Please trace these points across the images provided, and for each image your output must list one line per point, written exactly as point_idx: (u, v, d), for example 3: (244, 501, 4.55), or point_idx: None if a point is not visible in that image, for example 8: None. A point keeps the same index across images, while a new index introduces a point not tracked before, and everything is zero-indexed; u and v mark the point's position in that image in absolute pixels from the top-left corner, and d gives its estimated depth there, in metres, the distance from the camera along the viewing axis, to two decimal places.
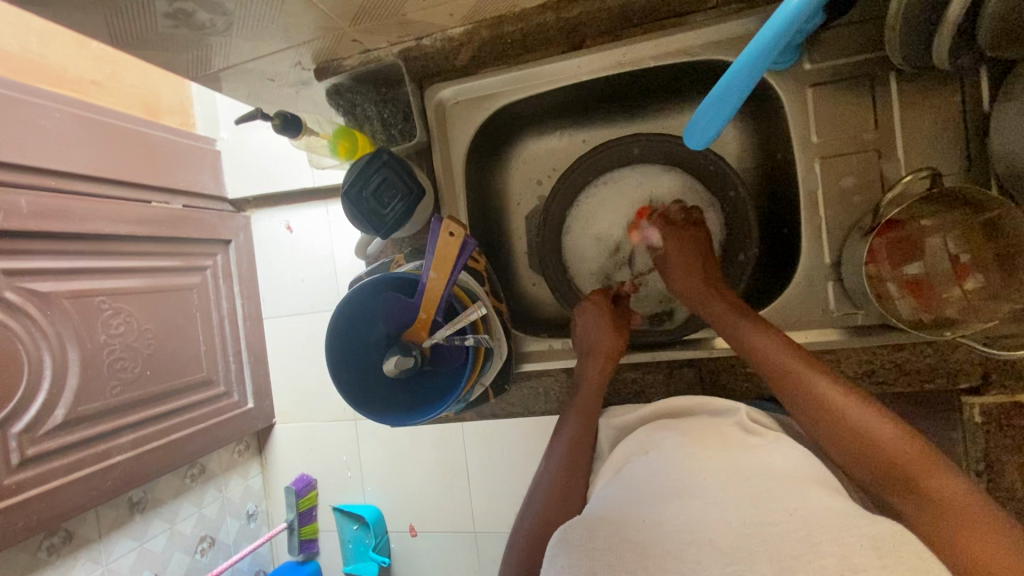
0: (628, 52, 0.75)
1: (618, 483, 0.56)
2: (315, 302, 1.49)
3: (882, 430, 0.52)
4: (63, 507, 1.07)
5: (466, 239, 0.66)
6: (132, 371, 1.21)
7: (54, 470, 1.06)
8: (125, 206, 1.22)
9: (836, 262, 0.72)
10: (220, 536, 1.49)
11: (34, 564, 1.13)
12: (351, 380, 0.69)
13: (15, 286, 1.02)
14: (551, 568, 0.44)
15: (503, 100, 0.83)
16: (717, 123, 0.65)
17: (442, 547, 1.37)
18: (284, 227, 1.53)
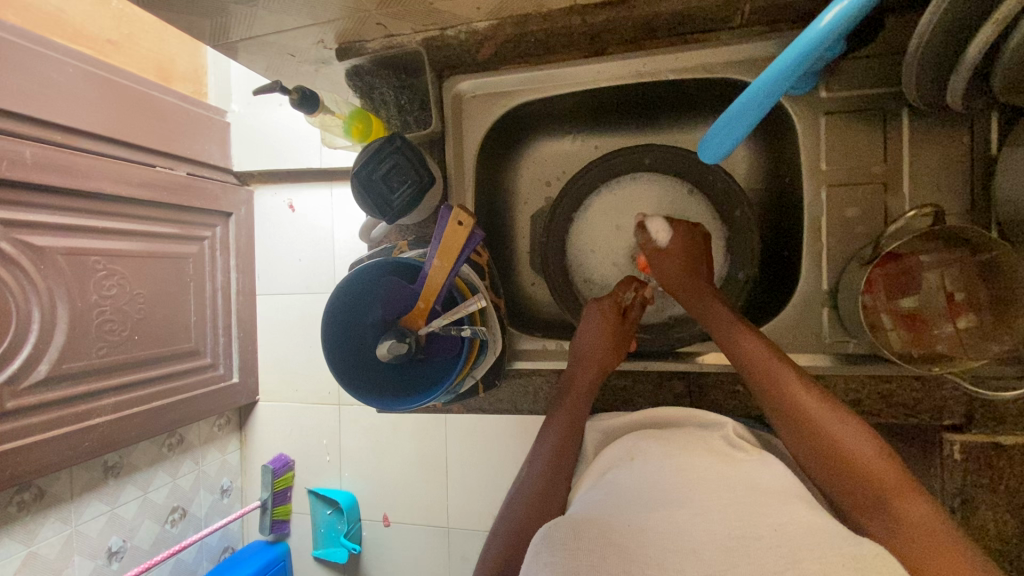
0: (649, 63, 0.77)
1: (602, 487, 0.56)
2: (311, 283, 1.50)
3: (860, 445, 0.55)
4: (37, 464, 1.06)
5: (474, 230, 0.65)
6: (119, 334, 1.21)
7: (32, 426, 1.05)
8: (129, 168, 1.22)
9: (833, 289, 0.73)
10: (192, 508, 1.50)
11: (3, 518, 1.12)
12: (344, 360, 0.69)
13: (12, 237, 1.01)
14: (532, 566, 0.44)
15: (520, 99, 0.84)
16: (731, 141, 0.66)
17: (413, 540, 1.38)
18: (285, 205, 1.53)
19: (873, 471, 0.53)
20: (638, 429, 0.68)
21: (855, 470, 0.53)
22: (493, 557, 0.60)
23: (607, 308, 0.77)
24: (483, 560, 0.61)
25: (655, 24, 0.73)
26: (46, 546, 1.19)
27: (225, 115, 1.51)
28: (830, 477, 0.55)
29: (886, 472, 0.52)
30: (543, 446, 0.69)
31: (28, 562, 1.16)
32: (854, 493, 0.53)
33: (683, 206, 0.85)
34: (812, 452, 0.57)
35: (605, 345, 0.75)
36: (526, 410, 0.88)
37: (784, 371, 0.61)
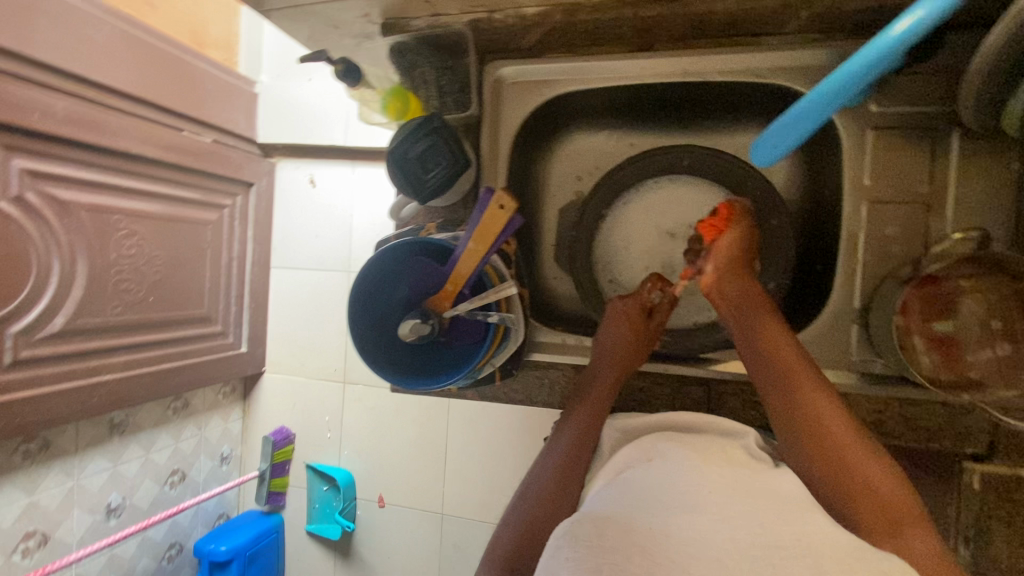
0: (697, 62, 0.76)
1: (617, 486, 0.56)
2: (325, 260, 1.52)
3: (875, 467, 0.53)
4: (46, 415, 1.07)
5: (514, 216, 0.65)
6: (135, 293, 1.22)
7: (44, 376, 1.06)
8: (158, 130, 1.23)
9: (865, 308, 0.72)
10: (191, 472, 1.54)
11: (8, 466, 1.13)
12: (368, 335, 0.70)
13: (38, 188, 1.02)
14: (553, 559, 0.44)
15: (561, 88, 0.82)
16: (784, 147, 0.65)
17: (406, 523, 1.41)
18: (307, 179, 1.56)
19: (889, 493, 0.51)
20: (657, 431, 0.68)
21: (865, 487, 0.51)
22: (503, 551, 0.59)
23: (630, 308, 0.76)
24: (487, 556, 0.60)
25: (707, 23, 0.72)
26: (48, 497, 1.21)
27: (253, 85, 1.52)
28: (843, 493, 0.52)
29: (901, 499, 0.51)
30: (559, 439, 0.69)
31: (29, 511, 1.18)
32: (865, 513, 0.50)
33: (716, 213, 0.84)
34: (829, 464, 0.54)
35: (628, 343, 0.75)
36: (541, 403, 0.87)
37: (813, 379, 0.59)
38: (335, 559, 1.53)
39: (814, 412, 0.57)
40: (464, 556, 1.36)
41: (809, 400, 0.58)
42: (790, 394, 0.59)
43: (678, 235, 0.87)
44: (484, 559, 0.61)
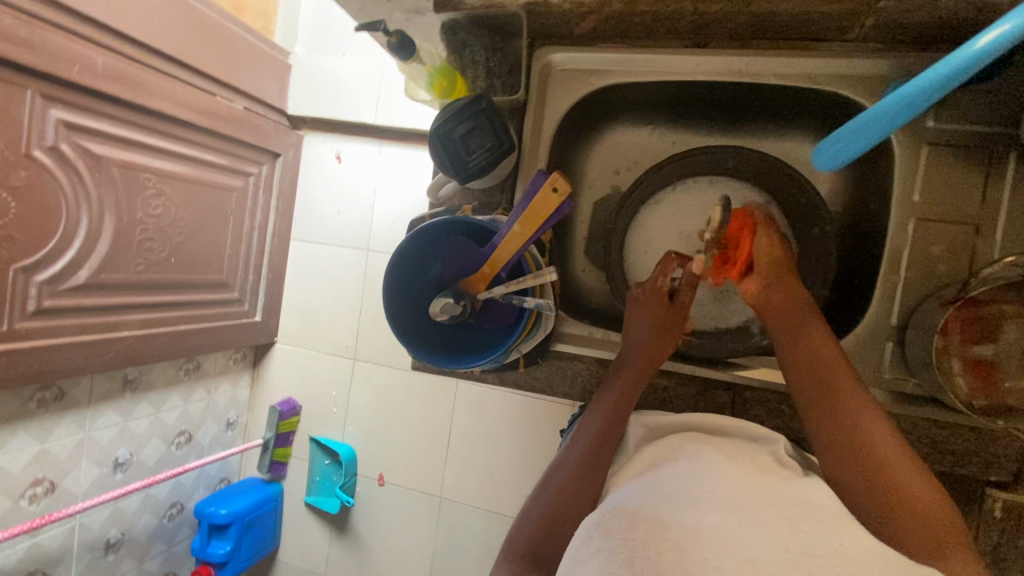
0: (752, 64, 0.75)
1: (647, 480, 0.56)
2: (344, 237, 1.60)
3: (920, 485, 0.51)
4: (64, 364, 1.09)
5: (567, 200, 0.62)
6: (157, 254, 1.25)
7: (65, 327, 1.08)
8: (194, 94, 1.25)
9: (902, 325, 0.71)
10: (198, 434, 1.62)
11: (22, 412, 1.18)
12: (401, 310, 0.70)
13: (72, 140, 1.04)
14: (585, 547, 0.46)
15: (610, 79, 0.81)
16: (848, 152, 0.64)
17: (403, 501, 1.55)
18: (334, 155, 1.62)
19: (932, 512, 0.50)
20: (684, 432, 0.68)
21: (908, 503, 0.50)
22: (525, 539, 0.60)
23: (650, 298, 0.76)
24: (506, 543, 0.61)
25: (768, 24, 0.70)
26: (58, 446, 1.26)
27: (288, 56, 1.54)
28: (883, 506, 0.51)
29: (944, 520, 0.49)
30: (584, 430, 0.68)
31: (39, 457, 1.22)
32: (904, 527, 0.49)
33: None
34: (870, 477, 0.53)
35: (650, 336, 0.74)
36: (560, 394, 0.85)
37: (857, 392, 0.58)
38: (330, 531, 1.65)
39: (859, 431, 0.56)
40: (459, 538, 1.49)
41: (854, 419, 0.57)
42: (831, 405, 0.58)
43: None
44: (503, 545, 0.61)
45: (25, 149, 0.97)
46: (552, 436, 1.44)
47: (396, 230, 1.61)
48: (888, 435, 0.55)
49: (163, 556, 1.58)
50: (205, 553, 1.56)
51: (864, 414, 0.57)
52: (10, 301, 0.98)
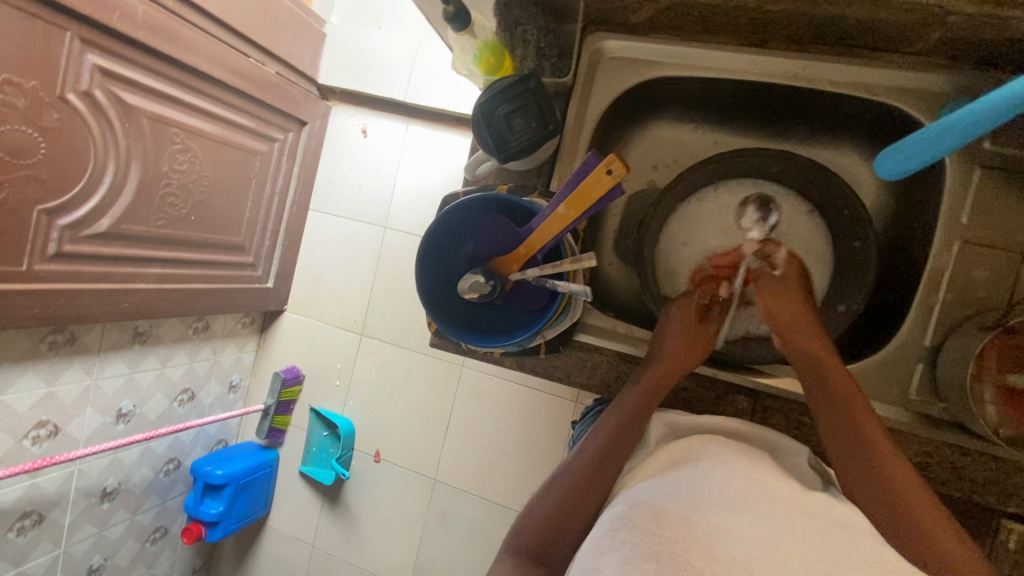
0: (809, 67, 0.73)
1: (669, 477, 0.58)
2: (362, 211, 1.69)
3: (931, 511, 0.54)
4: (78, 310, 1.18)
5: (620, 183, 0.58)
6: (179, 210, 1.34)
7: (81, 273, 1.17)
8: (225, 51, 1.34)
9: (935, 347, 0.70)
10: (201, 394, 1.65)
11: (35, 353, 1.21)
12: (430, 280, 0.71)
13: (105, 87, 1.12)
14: (610, 540, 0.50)
15: (661, 71, 0.80)
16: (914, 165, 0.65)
17: (397, 479, 1.58)
18: (360, 129, 1.71)
19: (947, 539, 0.52)
20: (705, 432, 0.69)
21: (924, 529, 0.52)
22: (538, 531, 0.62)
23: (687, 307, 0.76)
24: (517, 534, 0.63)
25: (830, 29, 0.69)
26: (65, 391, 1.29)
27: (323, 25, 1.65)
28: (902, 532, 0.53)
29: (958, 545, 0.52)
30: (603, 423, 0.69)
31: (46, 400, 1.25)
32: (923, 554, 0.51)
33: (793, 227, 0.82)
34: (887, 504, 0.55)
35: (682, 347, 0.73)
36: (578, 383, 0.84)
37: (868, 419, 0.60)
38: (323, 501, 1.66)
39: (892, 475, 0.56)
40: (449, 521, 1.51)
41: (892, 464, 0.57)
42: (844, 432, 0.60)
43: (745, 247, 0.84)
44: (515, 534, 0.64)
45: (60, 91, 1.05)
46: (554, 427, 1.44)
47: (414, 210, 1.64)
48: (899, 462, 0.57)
49: (156, 509, 1.59)
50: (197, 511, 1.57)
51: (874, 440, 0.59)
52: (33, 240, 1.07)
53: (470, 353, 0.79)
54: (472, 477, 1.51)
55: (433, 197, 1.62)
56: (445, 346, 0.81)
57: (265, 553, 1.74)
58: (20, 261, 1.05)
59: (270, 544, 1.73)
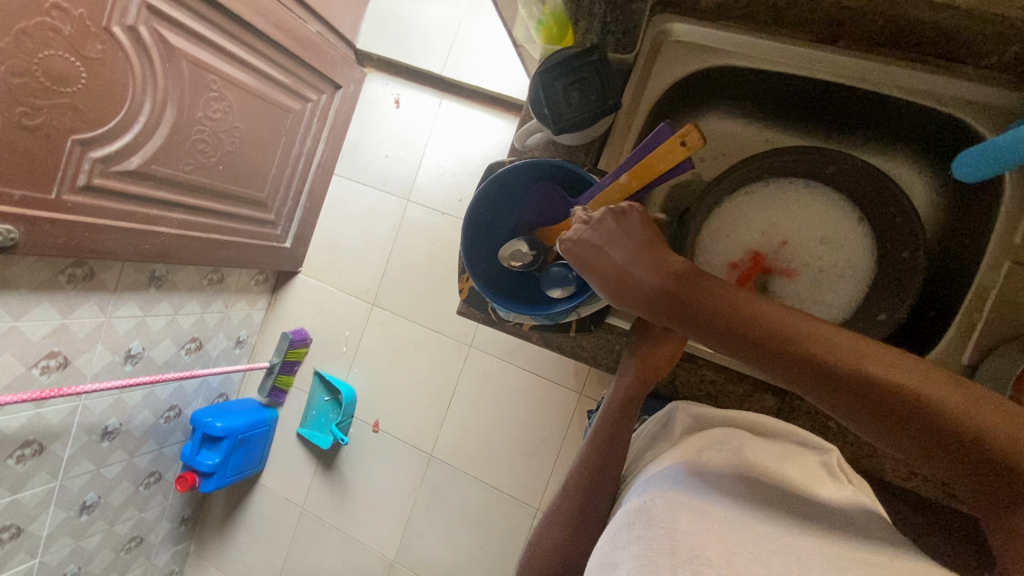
0: (876, 71, 0.73)
1: (689, 468, 0.58)
2: (387, 181, 1.68)
3: (881, 358, 0.46)
4: (100, 246, 1.18)
5: (689, 159, 0.56)
6: (208, 158, 1.34)
7: (107, 209, 1.17)
8: (270, 3, 1.33)
9: (972, 367, 0.69)
10: (208, 345, 1.66)
11: (53, 284, 1.21)
12: (478, 227, 0.71)
13: (151, 26, 1.12)
14: (625, 534, 0.50)
15: (723, 61, 0.79)
16: (986, 172, 0.68)
17: (395, 451, 1.58)
18: (392, 99, 1.70)
19: (914, 382, 0.45)
20: (727, 425, 0.69)
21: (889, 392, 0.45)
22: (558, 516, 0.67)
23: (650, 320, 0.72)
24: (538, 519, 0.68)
25: (902, 35, 0.68)
26: (79, 324, 1.29)
27: None
28: (878, 414, 0.45)
29: (924, 380, 0.45)
30: (616, 410, 0.71)
31: (59, 331, 1.25)
32: (908, 417, 0.44)
33: (838, 234, 0.82)
34: (846, 394, 0.46)
35: (643, 356, 0.70)
36: (604, 365, 0.85)
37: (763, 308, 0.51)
38: (319, 465, 1.67)
39: (921, 413, 0.44)
40: (442, 498, 1.52)
41: (909, 391, 0.45)
42: (760, 348, 0.50)
43: (793, 247, 0.83)
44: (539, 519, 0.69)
45: (106, 23, 1.04)
46: (559, 415, 1.44)
47: (439, 186, 1.63)
48: (812, 326, 0.49)
49: (153, 454, 1.60)
50: (193, 461, 1.58)
51: (784, 325, 0.50)
52: (63, 171, 1.06)
53: (499, 324, 0.79)
54: (471, 456, 1.51)
55: (460, 174, 1.61)
56: (473, 316, 0.81)
57: (256, 511, 1.75)
58: (49, 189, 1.05)
59: (261, 501, 1.74)
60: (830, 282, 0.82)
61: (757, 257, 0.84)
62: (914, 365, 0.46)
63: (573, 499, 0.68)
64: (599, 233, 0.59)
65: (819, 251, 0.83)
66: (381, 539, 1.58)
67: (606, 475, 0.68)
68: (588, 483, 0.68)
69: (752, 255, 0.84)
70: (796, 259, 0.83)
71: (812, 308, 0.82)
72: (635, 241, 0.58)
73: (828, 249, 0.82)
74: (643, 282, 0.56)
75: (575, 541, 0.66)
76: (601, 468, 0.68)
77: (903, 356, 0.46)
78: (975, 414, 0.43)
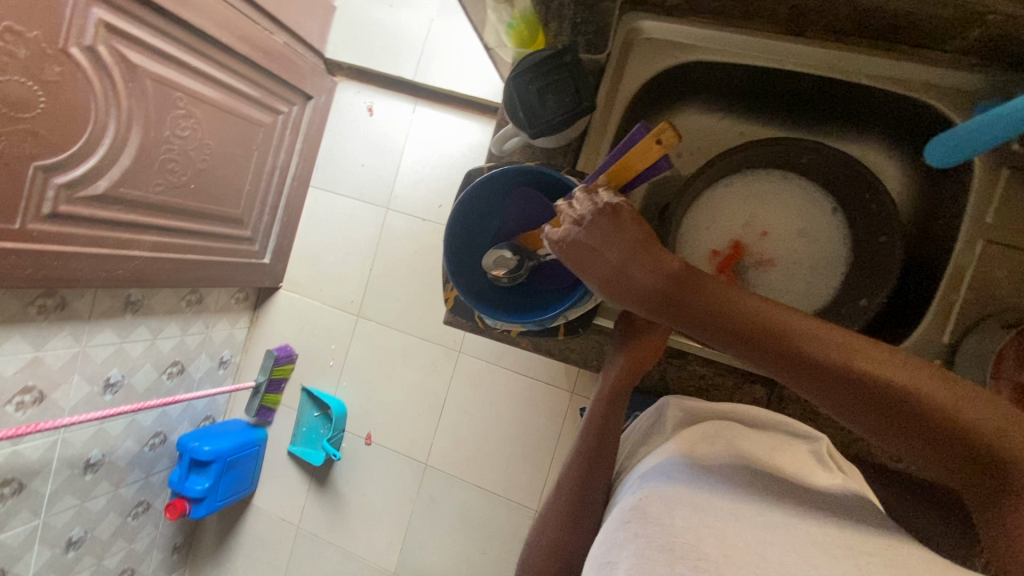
0: (842, 60, 0.74)
1: (684, 463, 0.58)
2: (365, 191, 1.66)
3: (883, 363, 0.46)
4: (70, 274, 1.15)
5: (666, 157, 0.57)
6: (179, 177, 1.31)
7: (75, 236, 1.13)
8: (233, 16, 1.31)
9: (953, 346, 0.71)
10: (190, 368, 1.62)
11: (22, 316, 1.18)
12: (460, 234, 0.70)
13: (111, 45, 1.09)
14: (623, 532, 0.50)
15: (692, 56, 0.79)
16: (956, 159, 0.69)
17: (390, 463, 1.56)
18: (365, 107, 1.68)
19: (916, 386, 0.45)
20: (718, 418, 0.69)
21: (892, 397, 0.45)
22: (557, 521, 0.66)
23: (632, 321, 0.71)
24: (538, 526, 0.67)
25: (866, 22, 0.69)
26: (54, 356, 1.26)
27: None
28: (879, 417, 0.46)
29: (927, 384, 0.45)
30: (605, 411, 0.70)
31: (33, 364, 1.21)
32: (907, 422, 0.45)
33: (814, 225, 0.83)
34: (848, 399, 0.47)
35: (629, 356, 0.70)
36: (594, 365, 0.85)
37: (764, 312, 0.51)
38: (311, 482, 1.64)
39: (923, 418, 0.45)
40: (440, 507, 1.50)
41: (916, 400, 0.45)
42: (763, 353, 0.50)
43: (772, 238, 0.84)
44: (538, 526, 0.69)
45: (63, 44, 1.01)
46: (553, 417, 1.43)
47: (417, 193, 1.61)
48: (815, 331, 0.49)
49: (140, 483, 1.56)
50: (182, 487, 1.54)
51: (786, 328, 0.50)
52: (27, 199, 1.03)
53: (486, 332, 0.79)
54: (465, 463, 1.50)
55: (439, 180, 1.59)
56: (460, 324, 0.80)
57: (249, 534, 1.72)
58: (12, 219, 1.02)
59: (255, 523, 1.71)
60: (809, 273, 0.83)
61: (738, 246, 0.85)
62: (927, 374, 0.45)
63: (572, 502, 0.67)
64: (592, 231, 0.56)
65: (797, 241, 0.84)
66: (380, 554, 1.56)
67: (602, 476, 0.68)
68: (585, 486, 0.67)
69: (733, 244, 0.85)
70: (774, 250, 0.84)
71: (790, 298, 0.83)
72: (630, 237, 0.56)
73: (805, 240, 0.83)
74: (640, 280, 0.55)
75: (573, 544, 0.66)
76: (595, 468, 0.68)
77: (905, 358, 0.46)
78: (974, 416, 0.44)
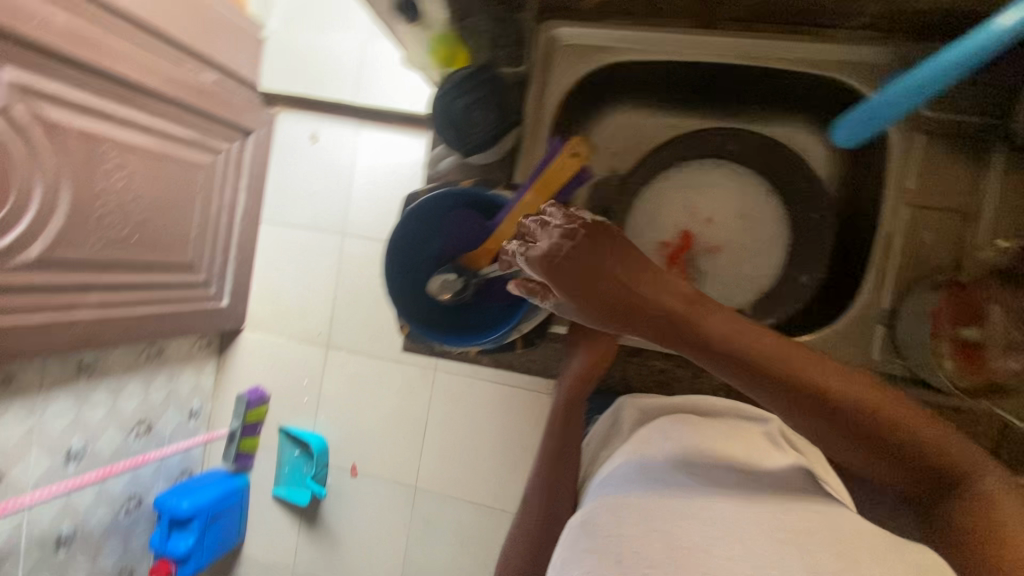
0: (758, 47, 0.75)
1: (636, 467, 0.59)
2: (319, 220, 1.63)
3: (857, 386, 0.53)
4: (12, 347, 1.09)
5: (585, 168, 0.60)
6: (120, 231, 1.26)
7: (13, 306, 1.08)
8: (157, 60, 1.27)
9: (892, 310, 0.73)
10: (159, 424, 1.56)
11: None
12: (400, 264, 0.70)
13: (28, 104, 1.04)
14: (572, 548, 0.49)
15: (612, 57, 0.80)
16: (861, 136, 0.74)
17: (377, 493, 1.53)
18: (308, 135, 1.65)
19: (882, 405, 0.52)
20: (672, 412, 0.71)
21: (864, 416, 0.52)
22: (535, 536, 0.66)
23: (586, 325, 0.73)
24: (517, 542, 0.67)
25: (775, 7, 0.70)
26: (6, 433, 1.19)
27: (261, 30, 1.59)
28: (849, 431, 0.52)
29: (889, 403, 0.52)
30: (570, 419, 0.71)
31: None
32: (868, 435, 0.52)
33: (749, 207, 0.85)
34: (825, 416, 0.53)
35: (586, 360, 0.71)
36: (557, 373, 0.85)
37: (761, 339, 0.53)
38: (297, 524, 1.60)
39: (884, 436, 0.52)
40: (433, 530, 1.49)
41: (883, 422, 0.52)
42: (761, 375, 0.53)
43: (716, 224, 0.86)
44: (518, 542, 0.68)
45: None
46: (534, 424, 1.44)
47: (373, 216, 1.59)
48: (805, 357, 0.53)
49: (118, 552, 1.48)
50: (165, 547, 1.50)
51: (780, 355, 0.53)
52: None
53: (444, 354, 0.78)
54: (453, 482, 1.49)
55: (393, 201, 1.57)
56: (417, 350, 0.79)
57: None
58: None
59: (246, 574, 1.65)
60: (752, 255, 0.85)
61: (687, 236, 0.86)
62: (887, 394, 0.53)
63: (548, 514, 0.67)
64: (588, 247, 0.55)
65: (737, 225, 0.85)
66: None
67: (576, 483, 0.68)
68: (558, 497, 0.67)
69: (683, 234, 0.86)
70: (718, 237, 0.85)
71: (738, 282, 0.85)
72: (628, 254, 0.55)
73: (747, 223, 0.85)
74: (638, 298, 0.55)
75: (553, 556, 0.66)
76: (561, 477, 0.68)
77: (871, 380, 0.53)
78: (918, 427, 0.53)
